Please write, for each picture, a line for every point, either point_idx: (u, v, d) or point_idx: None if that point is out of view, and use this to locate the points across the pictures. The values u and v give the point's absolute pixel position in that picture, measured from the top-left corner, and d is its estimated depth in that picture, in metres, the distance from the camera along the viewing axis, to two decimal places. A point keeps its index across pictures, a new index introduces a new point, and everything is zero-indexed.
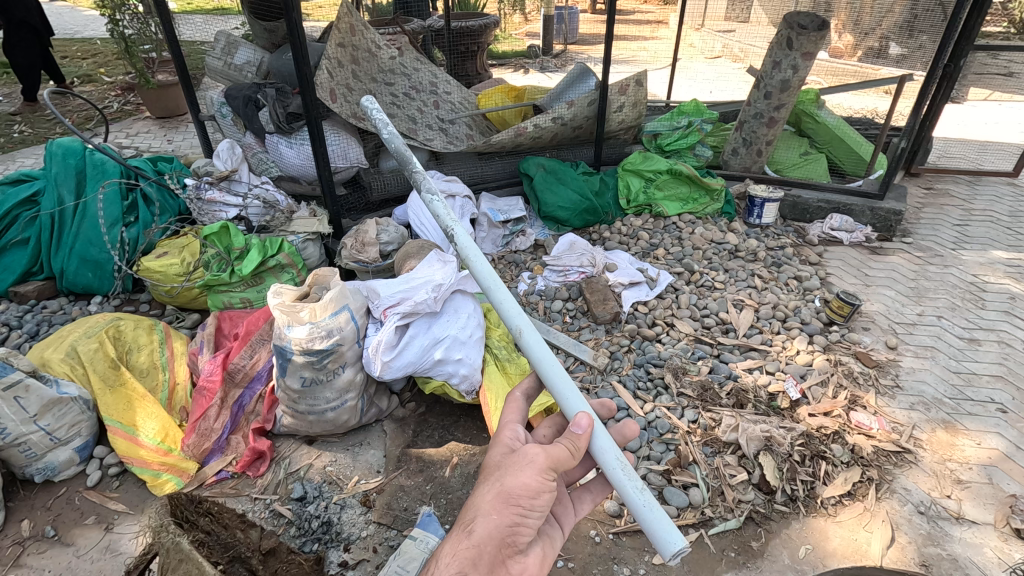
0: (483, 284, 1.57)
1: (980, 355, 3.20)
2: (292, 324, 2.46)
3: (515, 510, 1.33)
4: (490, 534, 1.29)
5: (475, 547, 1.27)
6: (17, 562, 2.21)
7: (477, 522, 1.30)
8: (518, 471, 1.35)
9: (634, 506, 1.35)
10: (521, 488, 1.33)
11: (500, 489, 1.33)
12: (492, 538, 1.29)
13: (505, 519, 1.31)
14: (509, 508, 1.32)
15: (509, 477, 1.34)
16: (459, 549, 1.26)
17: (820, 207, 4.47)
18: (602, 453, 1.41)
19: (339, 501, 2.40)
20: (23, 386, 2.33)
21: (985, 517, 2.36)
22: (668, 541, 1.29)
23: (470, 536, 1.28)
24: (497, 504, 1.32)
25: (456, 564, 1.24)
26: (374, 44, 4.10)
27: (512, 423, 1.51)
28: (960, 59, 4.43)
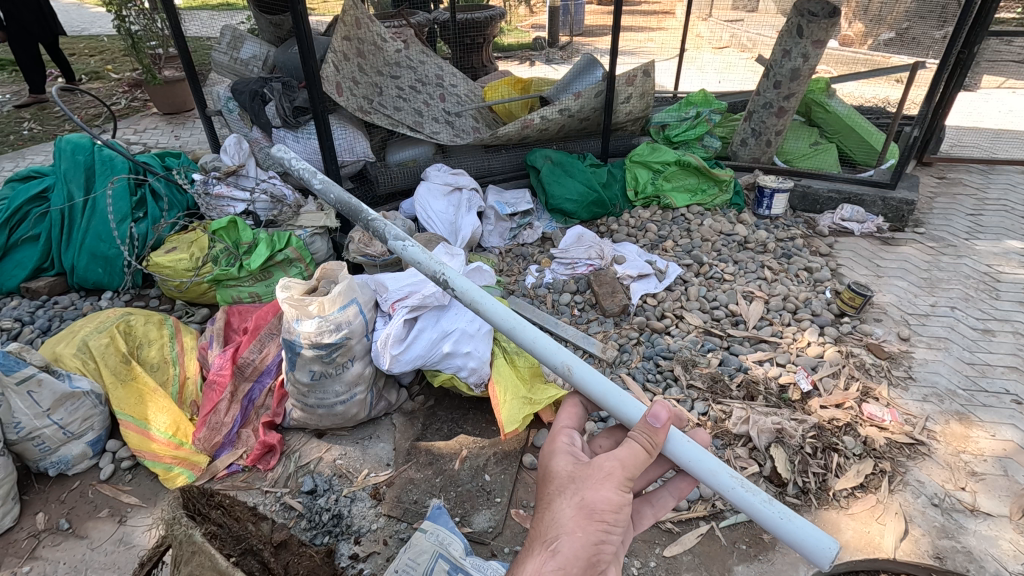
0: (507, 327, 1.50)
1: (994, 346, 3.16)
2: (301, 318, 2.46)
3: (600, 529, 1.29)
4: (575, 554, 1.26)
5: (561, 569, 1.24)
6: (33, 554, 2.23)
7: (559, 543, 1.27)
8: (600, 485, 1.32)
9: (769, 518, 1.26)
10: (603, 502, 1.31)
11: (582, 503, 1.31)
12: (577, 559, 1.26)
13: (590, 537, 1.28)
14: (592, 526, 1.29)
15: (591, 490, 1.32)
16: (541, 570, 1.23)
17: (831, 197, 4.42)
18: (705, 466, 1.33)
19: (349, 494, 2.41)
20: (36, 381, 2.36)
21: (999, 509, 2.34)
22: (820, 547, 1.22)
23: (554, 558, 1.25)
24: (579, 521, 1.29)
25: None
26: (379, 38, 4.07)
27: (569, 429, 1.52)
28: (975, 45, 4.31)
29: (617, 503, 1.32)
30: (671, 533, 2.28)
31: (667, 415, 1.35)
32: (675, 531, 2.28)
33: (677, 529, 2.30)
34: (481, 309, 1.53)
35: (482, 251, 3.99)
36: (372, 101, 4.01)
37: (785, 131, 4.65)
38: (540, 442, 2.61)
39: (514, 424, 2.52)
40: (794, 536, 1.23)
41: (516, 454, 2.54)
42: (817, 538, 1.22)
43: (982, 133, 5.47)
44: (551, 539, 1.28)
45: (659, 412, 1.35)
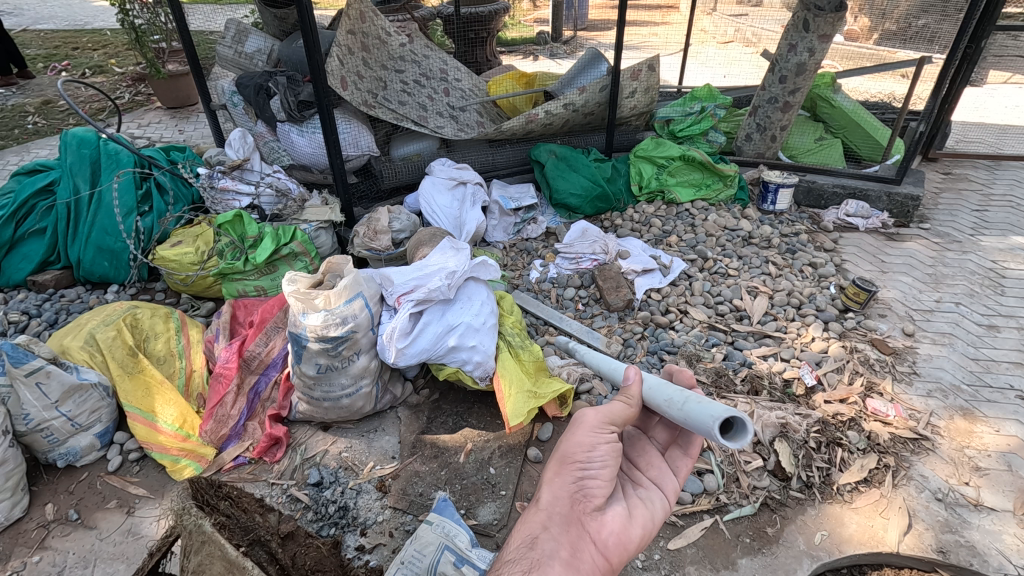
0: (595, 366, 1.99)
1: (999, 342, 3.16)
2: (307, 311, 2.47)
3: (574, 470, 1.41)
4: (557, 497, 1.39)
5: (544, 512, 1.38)
6: (42, 544, 2.25)
7: (543, 492, 1.42)
8: (575, 433, 1.44)
9: (691, 416, 1.33)
10: (573, 446, 1.43)
11: (560, 457, 1.44)
12: (559, 501, 1.39)
13: (568, 479, 1.41)
14: (567, 470, 1.42)
15: (564, 444, 1.45)
16: (530, 517, 1.39)
17: (836, 192, 4.40)
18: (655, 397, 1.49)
19: (355, 486, 2.42)
20: (45, 373, 2.37)
21: (1003, 504, 2.34)
22: (711, 417, 1.27)
23: (537, 505, 1.40)
24: (556, 470, 1.43)
25: (526, 531, 1.36)
26: (384, 32, 4.08)
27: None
28: (981, 40, 4.30)
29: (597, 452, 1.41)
30: (674, 527, 2.29)
31: (636, 373, 1.50)
32: (679, 523, 2.29)
33: (681, 522, 2.30)
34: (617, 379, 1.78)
35: (485, 245, 3.99)
36: (377, 95, 4.00)
37: (790, 125, 4.63)
38: (546, 436, 2.60)
39: (519, 417, 2.53)
40: (706, 424, 1.27)
41: (521, 447, 2.55)
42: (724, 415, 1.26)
43: (988, 128, 5.45)
44: (541, 489, 1.42)
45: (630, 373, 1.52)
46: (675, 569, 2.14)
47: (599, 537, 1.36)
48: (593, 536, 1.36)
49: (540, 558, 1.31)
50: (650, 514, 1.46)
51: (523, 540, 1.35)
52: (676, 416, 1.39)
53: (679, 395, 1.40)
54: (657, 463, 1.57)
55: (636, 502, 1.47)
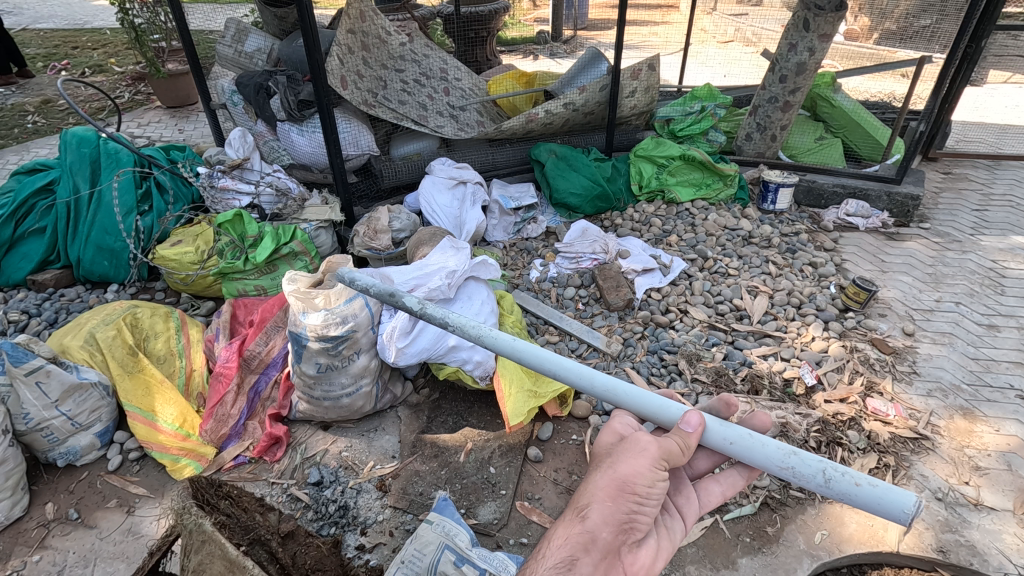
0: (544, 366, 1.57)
1: (999, 341, 3.16)
2: (307, 311, 2.47)
3: (630, 500, 1.31)
4: (605, 521, 1.28)
5: (588, 533, 1.26)
6: (42, 544, 2.25)
7: (591, 509, 1.29)
8: (634, 460, 1.34)
9: (838, 493, 1.28)
10: (633, 475, 1.32)
11: (614, 478, 1.33)
12: (608, 525, 1.28)
13: (620, 506, 1.30)
14: (622, 498, 1.31)
15: (621, 466, 1.33)
16: (571, 533, 1.26)
17: (836, 192, 4.40)
18: (759, 459, 1.37)
19: (355, 486, 2.42)
20: (45, 372, 2.37)
21: (1004, 503, 2.34)
22: (900, 508, 1.23)
23: (583, 522, 1.28)
24: (610, 492, 1.31)
25: (566, 549, 1.24)
26: (384, 31, 4.08)
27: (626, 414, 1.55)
28: (982, 39, 4.26)
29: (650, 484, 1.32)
30: None
31: (698, 420, 1.40)
32: None
33: None
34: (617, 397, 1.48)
35: (485, 245, 3.99)
36: (376, 95, 4.00)
37: (790, 125, 4.63)
38: (546, 435, 2.61)
39: (519, 416, 2.54)
40: (888, 511, 1.23)
41: (521, 447, 2.55)
42: (890, 497, 1.24)
43: (988, 128, 5.45)
44: (584, 505, 1.30)
45: (688, 421, 1.39)
46: (676, 569, 2.14)
47: (632, 569, 1.30)
48: (626, 567, 1.30)
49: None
50: (672, 546, 1.43)
51: (561, 557, 1.23)
52: (819, 493, 1.30)
53: (817, 470, 1.30)
54: (686, 493, 1.53)
55: (663, 533, 1.42)
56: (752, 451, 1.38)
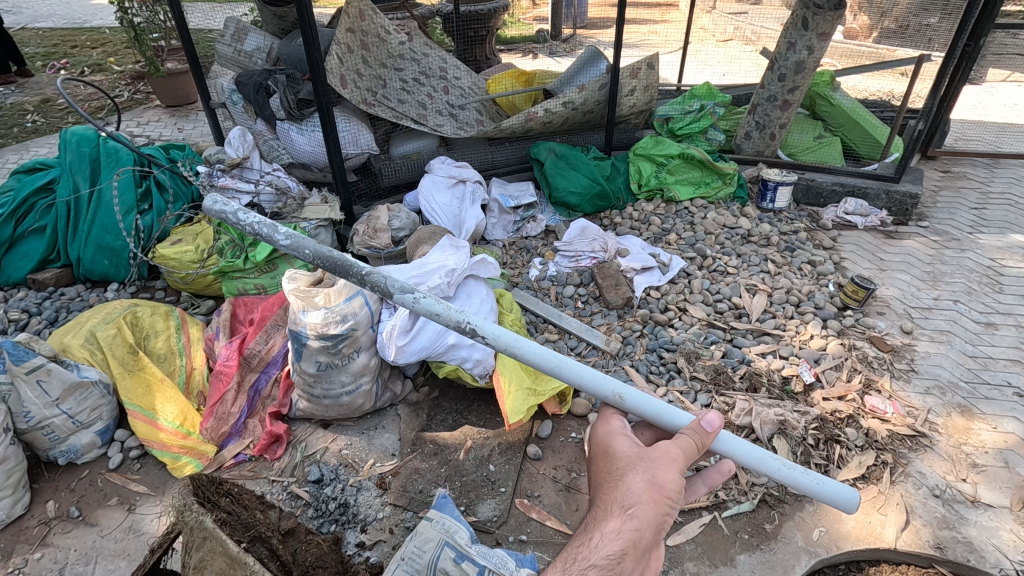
0: (548, 367, 1.53)
1: (997, 339, 3.17)
2: (306, 310, 2.49)
3: (666, 502, 1.33)
4: (649, 522, 1.30)
5: (635, 531, 1.28)
6: (44, 541, 2.27)
7: (636, 508, 1.30)
8: (668, 466, 1.35)
9: (808, 480, 1.46)
10: (671, 482, 1.33)
11: (651, 481, 1.33)
12: (651, 525, 1.30)
13: (659, 509, 1.32)
14: (661, 500, 1.32)
15: (660, 470, 1.34)
16: (619, 529, 1.28)
17: (835, 190, 4.41)
18: (752, 454, 1.48)
19: (355, 483, 2.43)
20: (45, 370, 2.38)
21: (1001, 500, 2.36)
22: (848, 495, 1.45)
23: (631, 520, 1.29)
24: (651, 495, 1.32)
25: (617, 542, 1.27)
26: (383, 30, 4.09)
27: (618, 415, 1.55)
28: (980, 38, 4.27)
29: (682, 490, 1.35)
30: (674, 523, 2.30)
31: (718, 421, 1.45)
32: (678, 520, 2.30)
33: (680, 518, 2.31)
34: (624, 403, 1.50)
35: (485, 243, 4.00)
36: (376, 94, 4.00)
37: (788, 124, 4.64)
38: (545, 433, 2.61)
39: (518, 415, 2.54)
40: (840, 494, 1.44)
41: (520, 444, 2.56)
42: (846, 492, 1.44)
43: (987, 126, 5.46)
44: (627, 502, 1.31)
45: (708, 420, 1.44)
46: (674, 565, 2.15)
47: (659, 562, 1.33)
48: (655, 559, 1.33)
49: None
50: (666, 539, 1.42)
51: (614, 552, 1.26)
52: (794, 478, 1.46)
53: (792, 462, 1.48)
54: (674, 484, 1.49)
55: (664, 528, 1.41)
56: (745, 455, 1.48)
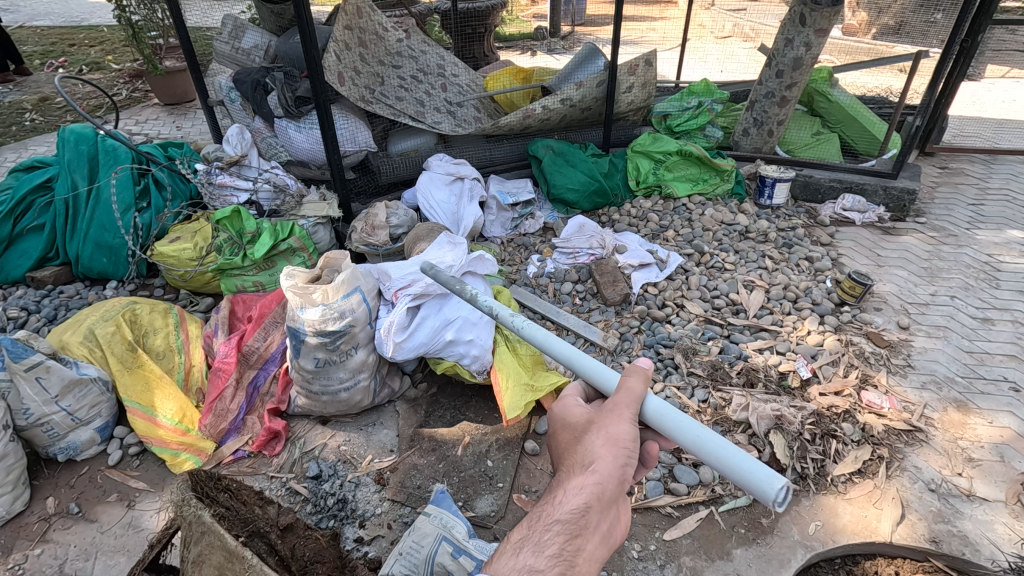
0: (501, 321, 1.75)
1: (993, 334, 3.18)
2: (305, 306, 2.47)
3: (623, 452, 1.28)
4: (610, 472, 1.25)
5: (598, 482, 1.24)
6: (44, 537, 2.28)
7: (594, 460, 1.27)
8: (621, 420, 1.31)
9: (722, 457, 1.20)
10: (624, 433, 1.30)
11: (607, 437, 1.29)
12: (612, 476, 1.25)
13: (617, 460, 1.27)
14: (616, 451, 1.28)
15: (611, 424, 1.31)
16: (580, 483, 1.25)
17: (832, 186, 4.42)
18: (674, 422, 1.28)
19: (354, 479, 2.44)
20: (44, 367, 2.38)
21: (996, 494, 2.37)
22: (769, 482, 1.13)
23: (591, 474, 1.25)
24: (609, 448, 1.28)
25: (580, 496, 1.23)
26: (380, 27, 4.10)
27: (575, 394, 1.51)
28: (979, 34, 4.31)
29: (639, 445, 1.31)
30: (670, 517, 2.31)
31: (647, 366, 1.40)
32: (675, 515, 2.31)
33: (677, 513, 2.33)
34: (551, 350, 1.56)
35: (483, 240, 4.01)
36: (374, 91, 4.00)
37: (786, 120, 4.64)
38: (543, 429, 2.63)
39: (516, 410, 2.54)
40: (761, 479, 1.13)
41: (517, 440, 2.57)
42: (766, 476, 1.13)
43: (985, 123, 5.47)
44: (585, 458, 1.28)
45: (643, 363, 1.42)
46: (671, 559, 2.16)
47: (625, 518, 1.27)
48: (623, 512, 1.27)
49: (586, 529, 1.21)
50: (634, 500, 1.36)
51: (577, 505, 1.22)
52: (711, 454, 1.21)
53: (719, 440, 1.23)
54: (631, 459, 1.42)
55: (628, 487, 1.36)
56: (660, 413, 1.30)
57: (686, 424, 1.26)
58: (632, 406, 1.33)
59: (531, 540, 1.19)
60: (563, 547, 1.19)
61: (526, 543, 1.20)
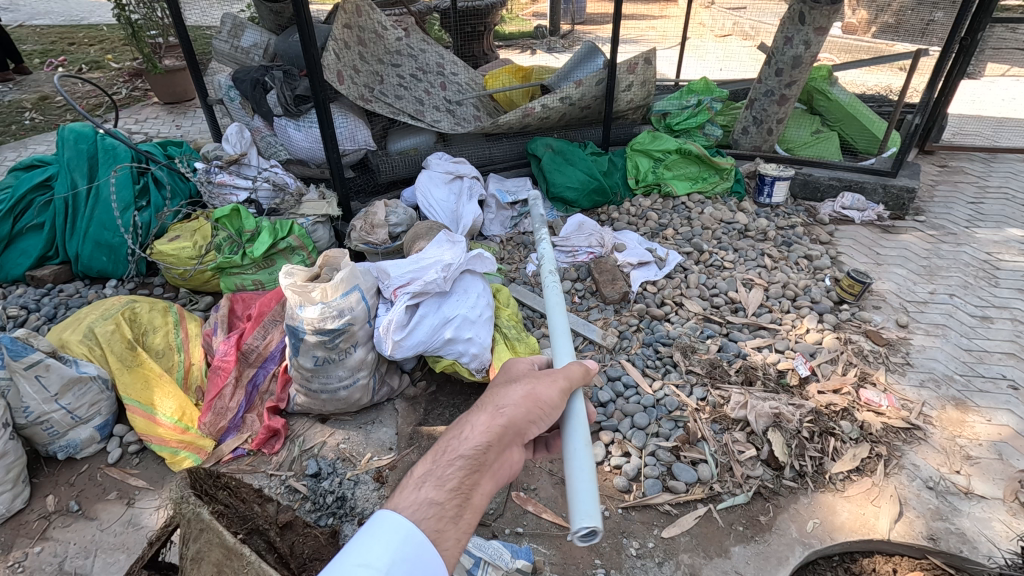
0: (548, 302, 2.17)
1: (992, 332, 3.18)
2: (304, 304, 2.47)
3: (535, 408, 1.31)
4: (517, 418, 1.27)
5: (502, 426, 1.25)
6: (43, 535, 2.28)
7: (506, 407, 1.28)
8: (549, 385, 1.36)
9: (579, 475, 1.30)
10: (545, 394, 1.34)
11: (529, 393, 1.33)
12: (517, 422, 1.27)
13: (529, 413, 1.30)
14: (530, 404, 1.31)
15: (539, 386, 1.34)
16: (489, 422, 1.25)
17: (832, 185, 4.42)
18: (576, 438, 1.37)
19: (353, 477, 2.45)
20: (44, 366, 2.39)
21: (994, 492, 2.37)
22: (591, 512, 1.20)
23: (501, 416, 1.26)
24: (525, 402, 1.30)
25: (482, 435, 1.23)
26: (380, 26, 4.13)
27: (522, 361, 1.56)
28: (979, 31, 4.26)
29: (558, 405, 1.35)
30: (669, 515, 2.31)
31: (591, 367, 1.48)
32: (673, 513, 2.32)
33: (675, 511, 2.33)
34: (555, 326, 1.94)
35: (482, 239, 4.00)
36: (373, 89, 4.01)
37: (786, 119, 4.64)
38: None
39: None
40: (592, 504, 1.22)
41: None
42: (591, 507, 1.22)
43: (984, 121, 5.46)
44: (500, 404, 1.29)
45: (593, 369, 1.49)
46: (669, 556, 2.17)
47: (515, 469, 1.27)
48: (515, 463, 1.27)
49: (483, 468, 1.20)
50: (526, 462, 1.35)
51: (483, 442, 1.22)
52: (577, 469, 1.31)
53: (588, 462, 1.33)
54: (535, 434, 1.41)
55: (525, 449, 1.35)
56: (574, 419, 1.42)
57: (576, 436, 1.38)
58: (565, 379, 1.40)
59: (434, 474, 1.15)
60: (463, 481, 1.16)
61: (428, 477, 1.16)
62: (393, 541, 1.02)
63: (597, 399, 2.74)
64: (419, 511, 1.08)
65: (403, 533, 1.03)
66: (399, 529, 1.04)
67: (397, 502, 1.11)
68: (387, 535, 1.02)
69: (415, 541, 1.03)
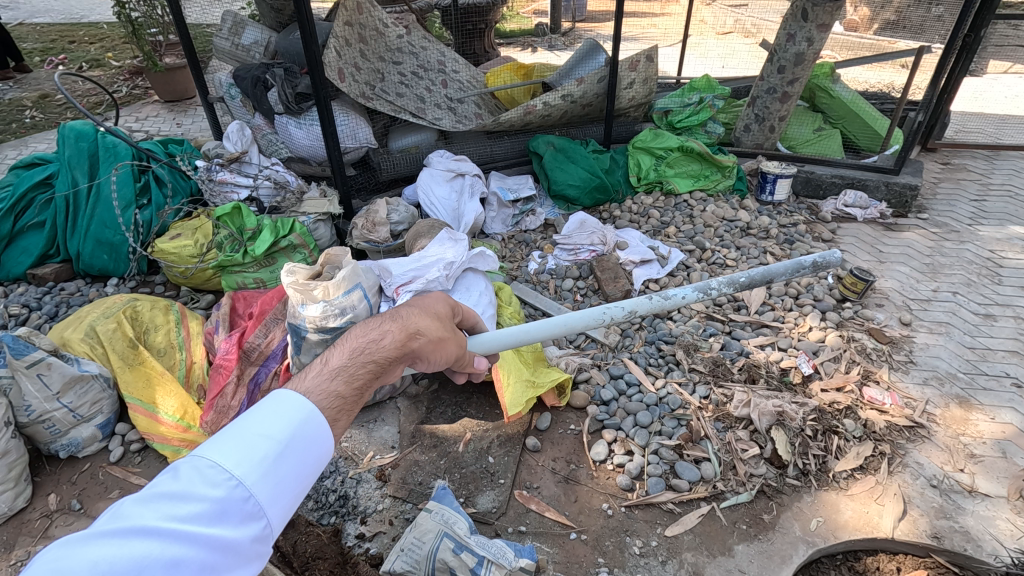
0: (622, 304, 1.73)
1: (996, 330, 3.17)
2: (306, 302, 2.36)
3: (439, 350, 1.35)
4: (427, 350, 1.31)
5: (412, 353, 1.28)
6: (45, 534, 2.28)
7: (424, 333, 1.30)
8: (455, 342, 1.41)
9: None
10: (449, 348, 1.39)
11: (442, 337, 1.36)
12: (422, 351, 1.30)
13: (433, 352, 1.33)
14: (438, 348, 1.34)
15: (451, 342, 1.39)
16: (407, 339, 1.26)
17: (834, 183, 4.41)
18: None
19: (355, 476, 2.44)
20: (45, 364, 2.37)
21: (997, 490, 2.37)
22: None
23: (417, 341, 1.28)
24: (437, 338, 1.33)
25: (394, 347, 1.23)
26: (381, 23, 4.08)
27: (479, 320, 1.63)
28: (981, 29, 4.23)
29: (455, 355, 1.43)
30: (672, 514, 2.31)
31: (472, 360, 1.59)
32: (677, 511, 2.31)
33: (678, 509, 2.32)
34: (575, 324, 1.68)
35: (483, 237, 4.00)
36: (374, 87, 4.00)
37: (788, 116, 4.62)
38: (544, 426, 2.62)
39: (517, 407, 2.54)
40: None
41: (518, 437, 2.57)
42: None
43: (988, 118, 5.44)
44: (419, 326, 1.30)
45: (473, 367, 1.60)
46: (672, 555, 2.16)
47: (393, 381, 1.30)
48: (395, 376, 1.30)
49: (379, 375, 1.21)
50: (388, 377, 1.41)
51: (395, 352, 1.23)
52: None
53: None
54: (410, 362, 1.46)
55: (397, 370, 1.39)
56: None
57: None
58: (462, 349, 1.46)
59: (348, 369, 1.16)
60: (367, 383, 1.18)
61: (342, 370, 1.16)
62: (291, 418, 1.06)
63: (597, 396, 2.76)
64: (326, 399, 1.12)
65: (297, 413, 1.07)
66: (301, 409, 1.08)
67: (305, 387, 1.12)
68: (287, 412, 1.07)
69: (314, 422, 1.08)
